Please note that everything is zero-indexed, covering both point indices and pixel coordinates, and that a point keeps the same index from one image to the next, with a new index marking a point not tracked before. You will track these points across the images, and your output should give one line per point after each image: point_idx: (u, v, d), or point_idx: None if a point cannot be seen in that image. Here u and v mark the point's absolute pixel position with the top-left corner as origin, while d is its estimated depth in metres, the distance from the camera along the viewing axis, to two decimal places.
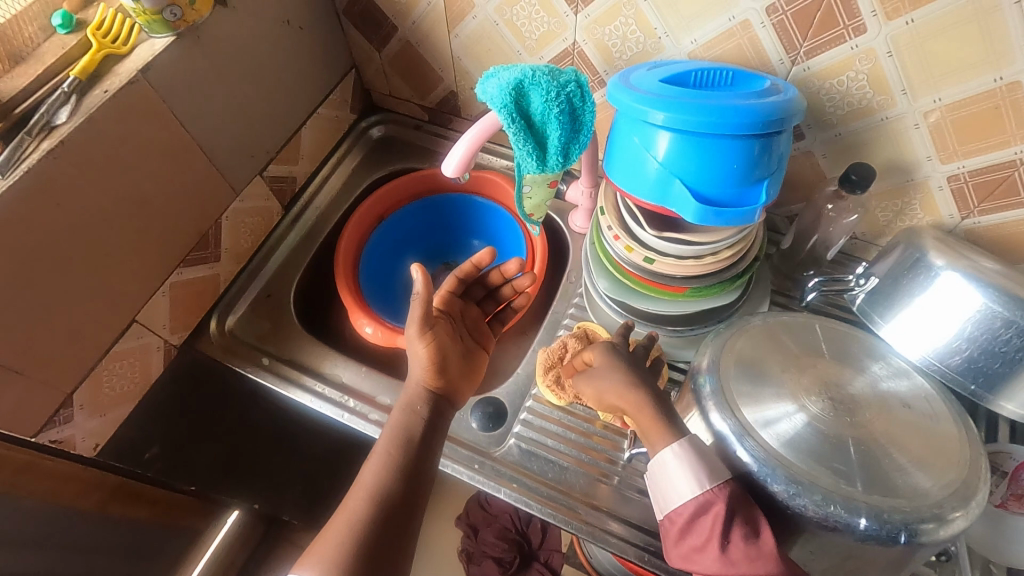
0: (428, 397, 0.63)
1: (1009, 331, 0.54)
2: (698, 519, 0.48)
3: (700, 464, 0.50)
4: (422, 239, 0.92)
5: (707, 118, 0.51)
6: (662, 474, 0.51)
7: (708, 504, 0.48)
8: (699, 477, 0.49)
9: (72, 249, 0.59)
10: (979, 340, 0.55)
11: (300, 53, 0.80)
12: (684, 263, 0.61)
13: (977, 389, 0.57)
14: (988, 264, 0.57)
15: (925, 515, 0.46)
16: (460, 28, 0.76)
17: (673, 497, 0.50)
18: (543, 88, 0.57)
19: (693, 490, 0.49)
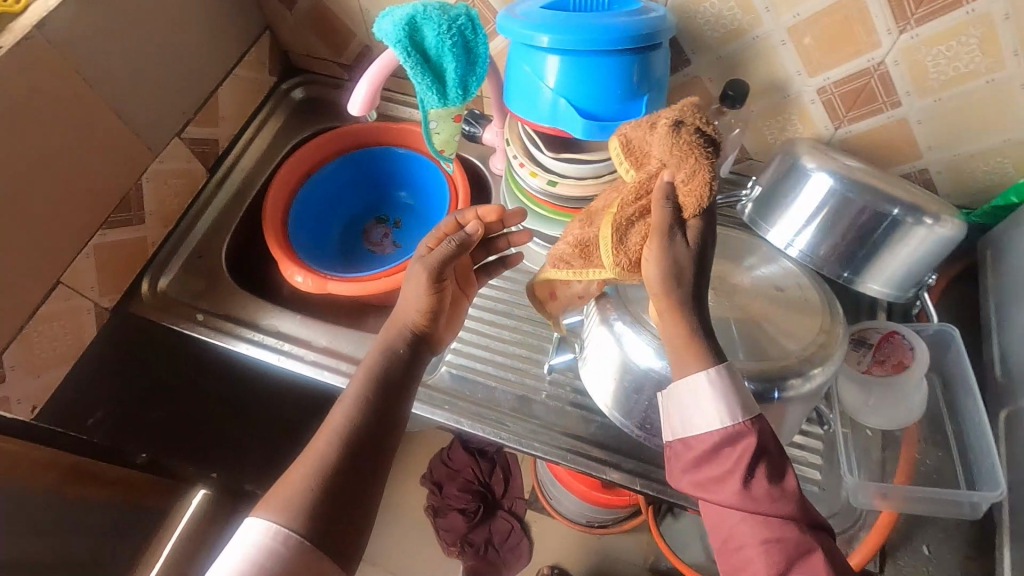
0: (410, 338, 0.57)
1: (862, 216, 0.61)
2: (720, 448, 0.47)
3: (735, 396, 0.48)
4: (352, 195, 0.94)
5: (584, 36, 0.55)
6: (691, 402, 0.48)
7: (739, 435, 0.47)
8: (733, 407, 0.47)
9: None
10: (840, 228, 0.62)
11: (208, 12, 0.81)
12: (583, 182, 0.66)
13: (847, 277, 0.64)
14: (848, 162, 0.64)
15: (790, 371, 0.53)
16: None
17: (697, 423, 0.49)
18: (434, 23, 0.60)
19: (721, 420, 0.47)
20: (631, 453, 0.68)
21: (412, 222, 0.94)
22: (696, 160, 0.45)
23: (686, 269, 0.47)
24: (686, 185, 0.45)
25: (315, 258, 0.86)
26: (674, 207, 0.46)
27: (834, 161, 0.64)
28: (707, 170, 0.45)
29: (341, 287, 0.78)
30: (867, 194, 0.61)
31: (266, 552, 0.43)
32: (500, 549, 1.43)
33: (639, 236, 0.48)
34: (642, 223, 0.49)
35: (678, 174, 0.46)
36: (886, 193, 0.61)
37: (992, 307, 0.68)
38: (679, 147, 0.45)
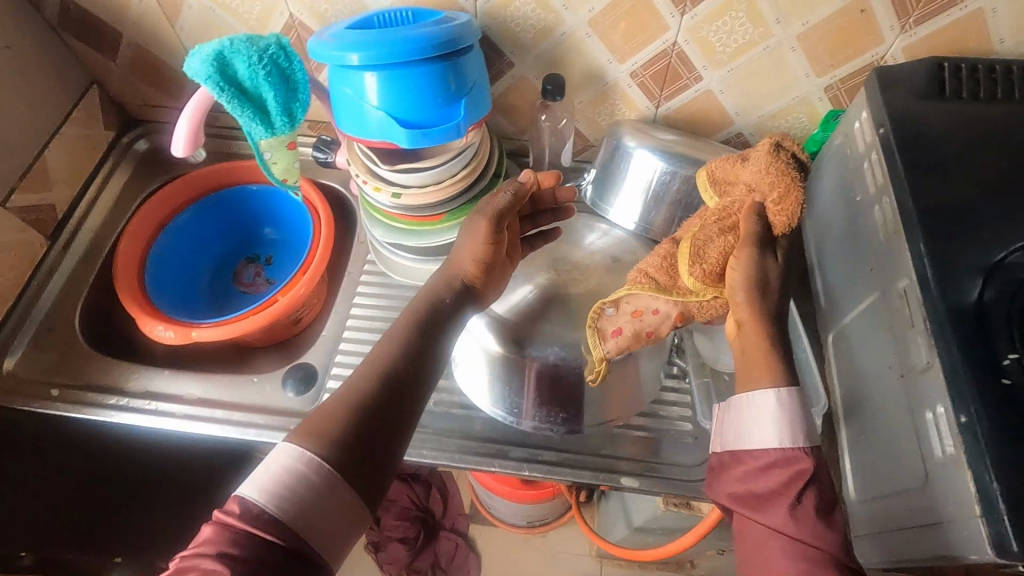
0: (460, 287, 0.59)
1: (676, 181, 0.68)
2: (772, 467, 0.52)
3: (798, 419, 0.53)
4: (215, 238, 0.91)
5: (389, 50, 0.57)
6: (761, 415, 0.53)
7: (793, 460, 0.51)
8: (791, 433, 0.52)
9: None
10: (662, 194, 0.70)
11: (17, 73, 0.77)
12: (425, 189, 0.68)
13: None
14: (668, 135, 0.69)
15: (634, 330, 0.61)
16: (183, 21, 0.77)
17: (756, 438, 0.53)
18: (244, 55, 0.60)
19: (781, 440, 0.52)
20: (518, 441, 0.68)
21: (283, 253, 0.93)
22: (791, 183, 0.53)
23: (769, 281, 0.54)
24: (777, 205, 0.53)
25: (181, 309, 0.83)
26: (762, 222, 0.54)
27: (654, 136, 0.69)
28: (799, 192, 0.53)
29: (205, 333, 0.75)
30: (681, 164, 0.67)
31: (291, 471, 0.44)
32: (447, 569, 1.41)
33: (723, 249, 0.54)
34: (723, 239, 0.55)
35: (771, 195, 0.53)
36: (699, 159, 0.66)
37: (810, 244, 0.75)
38: (778, 167, 0.53)
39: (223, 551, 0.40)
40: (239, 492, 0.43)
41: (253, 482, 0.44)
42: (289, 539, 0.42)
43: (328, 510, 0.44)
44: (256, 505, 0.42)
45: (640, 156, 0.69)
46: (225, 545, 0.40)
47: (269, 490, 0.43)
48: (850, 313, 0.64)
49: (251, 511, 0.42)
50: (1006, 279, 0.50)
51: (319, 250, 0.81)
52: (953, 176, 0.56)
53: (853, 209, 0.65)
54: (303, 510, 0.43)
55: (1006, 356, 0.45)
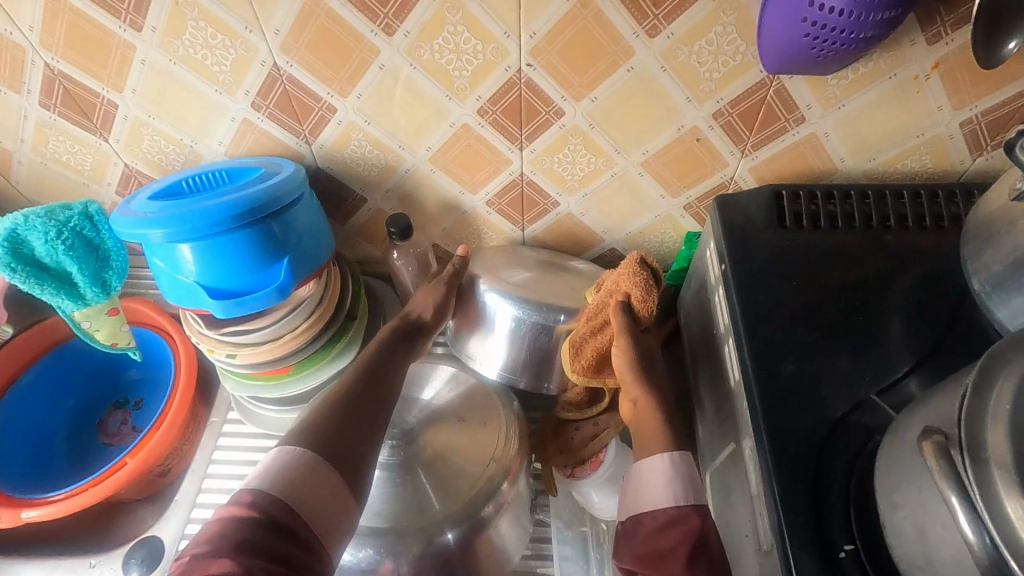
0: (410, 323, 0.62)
1: (525, 327, 0.63)
2: (667, 526, 0.46)
3: (692, 482, 0.48)
4: (70, 389, 0.85)
5: (180, 226, 0.53)
6: (651, 473, 0.49)
7: (686, 517, 0.46)
8: (684, 491, 0.48)
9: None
10: (519, 342, 0.64)
11: None
12: (262, 346, 0.63)
13: (553, 386, 0.65)
14: (524, 272, 0.66)
15: (481, 499, 0.54)
16: (15, 174, 0.73)
17: (649, 499, 0.48)
18: (40, 231, 0.55)
19: (675, 499, 0.47)
20: None
21: (150, 390, 0.87)
22: (640, 283, 0.55)
23: (652, 358, 0.57)
24: (641, 300, 0.55)
25: (28, 481, 0.75)
26: (629, 317, 0.57)
27: (509, 274, 0.66)
28: (653, 292, 0.55)
29: (35, 514, 0.67)
30: (532, 313, 0.63)
31: (284, 466, 0.44)
32: None
33: (598, 347, 0.59)
34: (597, 338, 0.59)
35: (633, 294, 0.56)
36: (553, 303, 0.63)
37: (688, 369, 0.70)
38: (636, 270, 0.55)
39: (230, 542, 0.38)
40: (248, 486, 0.42)
41: (256, 475, 0.43)
42: (297, 528, 0.41)
43: (324, 498, 0.44)
44: (263, 491, 0.41)
45: (493, 303, 0.64)
46: (227, 541, 0.38)
47: (268, 481, 0.42)
48: (715, 460, 0.59)
49: (263, 497, 0.41)
50: (845, 442, 0.47)
51: (174, 402, 0.72)
52: (791, 318, 0.53)
53: (712, 342, 0.61)
54: (300, 495, 0.42)
55: (841, 547, 0.42)
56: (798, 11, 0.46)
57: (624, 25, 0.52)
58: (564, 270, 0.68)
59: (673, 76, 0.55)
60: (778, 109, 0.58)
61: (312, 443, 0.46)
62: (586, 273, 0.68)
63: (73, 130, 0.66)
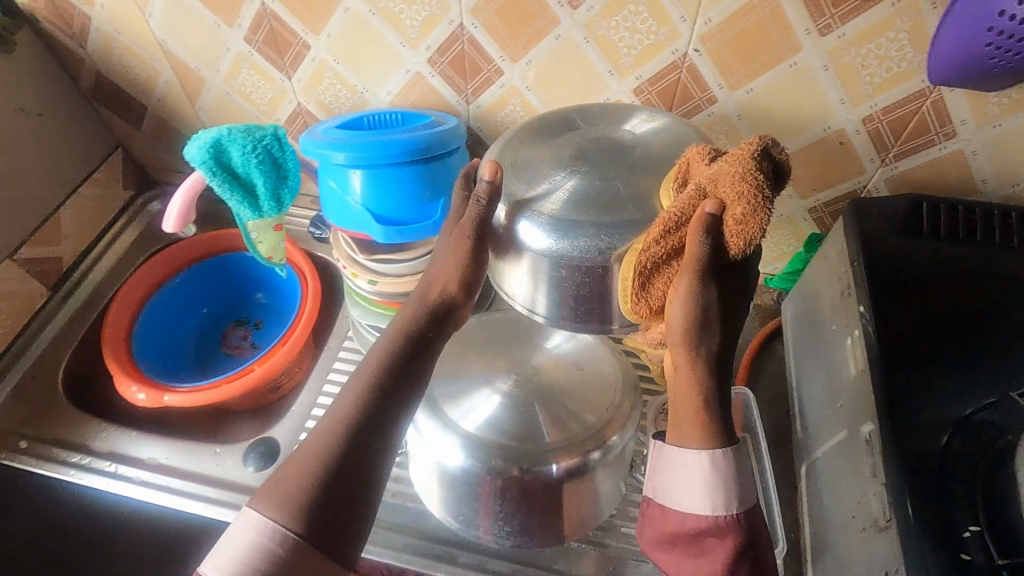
0: (438, 314, 0.48)
1: (574, 268, 0.49)
2: (703, 537, 0.48)
3: (733, 486, 0.48)
4: (206, 298, 0.94)
5: (368, 152, 0.60)
6: (691, 481, 0.48)
7: (723, 529, 0.48)
8: (722, 500, 0.48)
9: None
10: (566, 283, 0.50)
11: (44, 136, 0.82)
12: (401, 278, 0.69)
13: (618, 329, 0.52)
14: (562, 187, 0.50)
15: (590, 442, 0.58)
16: (201, 101, 0.82)
17: (686, 502, 0.49)
18: (239, 144, 0.63)
19: (714, 507, 0.48)
20: (466, 545, 0.66)
21: (269, 313, 0.95)
22: (756, 203, 0.41)
23: (711, 314, 0.45)
24: (737, 225, 0.42)
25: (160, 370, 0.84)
26: (714, 243, 0.43)
27: (536, 186, 0.51)
28: (768, 211, 0.41)
29: (173, 398, 0.75)
30: (575, 240, 0.49)
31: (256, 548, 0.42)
32: None
33: (666, 284, 0.46)
34: (664, 274, 0.46)
35: (734, 211, 0.42)
36: (610, 227, 0.48)
37: (791, 366, 0.73)
38: (744, 176, 0.41)
39: None
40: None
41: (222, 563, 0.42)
42: None
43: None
44: None
45: (530, 234, 0.50)
46: None
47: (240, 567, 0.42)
48: (819, 448, 0.60)
49: None
50: (970, 442, 0.52)
51: (301, 321, 0.80)
52: None
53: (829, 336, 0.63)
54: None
55: (966, 528, 0.46)
56: (985, 20, 0.48)
57: (798, 20, 0.55)
58: (622, 156, 0.53)
59: (833, 76, 0.58)
60: (931, 121, 0.59)
61: (284, 507, 0.42)
62: (654, 154, 0.53)
63: (264, 66, 0.75)
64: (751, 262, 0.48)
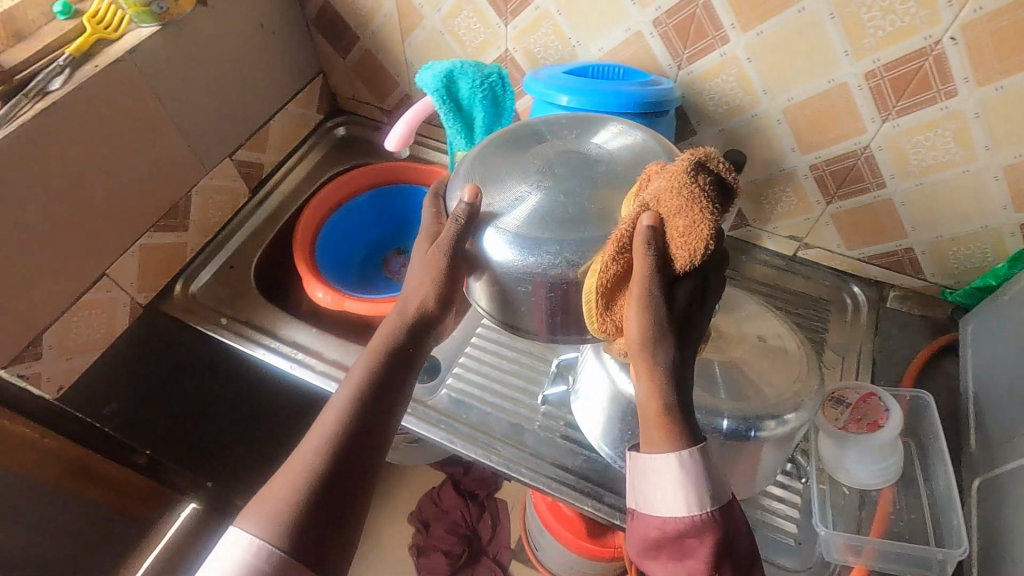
0: (415, 327, 0.52)
1: (552, 286, 0.51)
2: (683, 538, 0.46)
3: (698, 482, 0.46)
4: (377, 222, 1.02)
5: (596, 99, 0.64)
6: (661, 481, 0.47)
7: (702, 528, 0.46)
8: (699, 498, 0.46)
9: (32, 192, 0.66)
10: (547, 296, 0.52)
11: (272, 53, 0.91)
12: None
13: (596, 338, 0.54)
14: (524, 202, 0.52)
15: (768, 413, 0.58)
16: (412, 37, 0.88)
17: (666, 505, 0.47)
18: (469, 78, 0.68)
19: (690, 508, 0.46)
20: (615, 489, 0.69)
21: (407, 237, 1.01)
22: (698, 215, 0.41)
23: (669, 329, 0.44)
24: (683, 238, 0.42)
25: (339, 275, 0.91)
26: (665, 257, 0.43)
27: (514, 199, 0.52)
28: (711, 225, 0.41)
29: (353, 304, 0.82)
30: (547, 251, 0.50)
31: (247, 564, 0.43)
32: None
33: (619, 305, 0.46)
34: (618, 292, 0.46)
35: (679, 226, 0.42)
36: (573, 248, 0.50)
37: (967, 375, 0.72)
38: (677, 190, 0.41)
39: None
40: None
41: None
42: None
43: None
44: None
45: (493, 244, 0.52)
46: None
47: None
48: (1009, 464, 0.59)
49: None
50: None
51: None
52: None
53: None
54: None
55: None
56: None
57: None
58: (587, 169, 0.54)
59: None
60: None
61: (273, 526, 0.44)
62: (619, 171, 0.53)
63: (486, 9, 0.79)
64: (704, 276, 0.46)
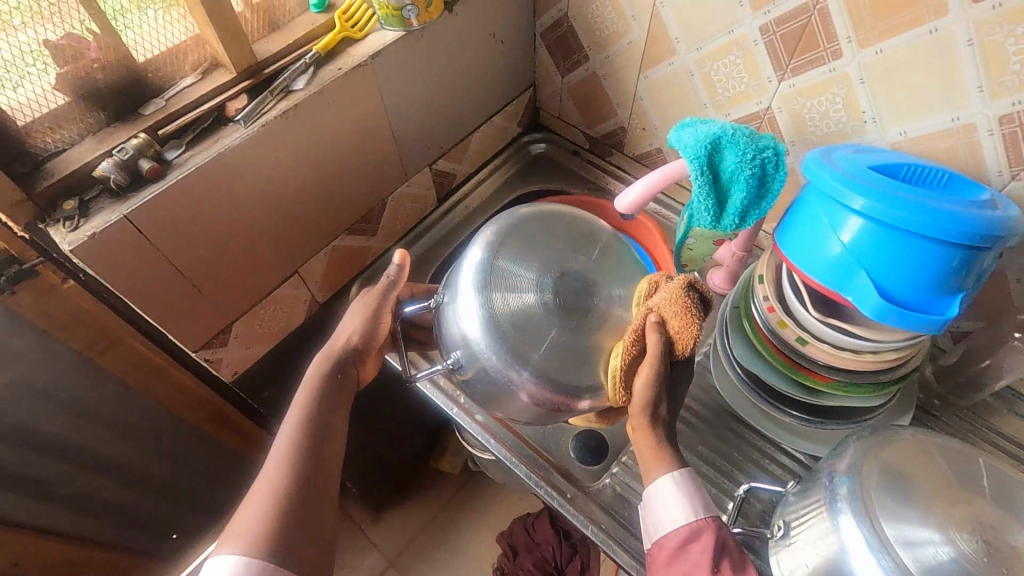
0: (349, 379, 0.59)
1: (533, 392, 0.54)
2: (687, 545, 0.53)
3: (693, 493, 0.55)
4: None
5: (904, 213, 0.50)
6: (661, 503, 0.55)
7: (700, 531, 0.53)
8: (692, 504, 0.54)
9: (257, 192, 0.64)
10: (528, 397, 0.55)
11: (495, 64, 0.84)
12: (840, 352, 0.59)
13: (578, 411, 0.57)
14: (532, 318, 0.54)
15: None
16: (652, 71, 0.77)
17: (664, 523, 0.55)
18: (739, 149, 0.57)
19: (687, 516, 0.54)
20: None
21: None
22: (690, 317, 0.54)
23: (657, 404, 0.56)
24: (678, 332, 0.54)
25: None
26: (667, 345, 0.54)
27: (513, 293, 0.54)
28: (698, 322, 0.54)
29: None
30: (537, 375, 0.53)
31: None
32: None
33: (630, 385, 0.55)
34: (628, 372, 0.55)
35: (675, 322, 0.54)
36: (562, 368, 0.53)
37: None
38: (680, 296, 0.54)
39: None
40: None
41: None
42: None
43: None
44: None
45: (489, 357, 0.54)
46: None
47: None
48: None
49: None
50: None
51: None
52: None
53: None
54: None
55: None
56: None
57: None
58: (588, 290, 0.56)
59: None
60: None
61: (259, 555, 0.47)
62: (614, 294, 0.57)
63: (761, 59, 0.66)
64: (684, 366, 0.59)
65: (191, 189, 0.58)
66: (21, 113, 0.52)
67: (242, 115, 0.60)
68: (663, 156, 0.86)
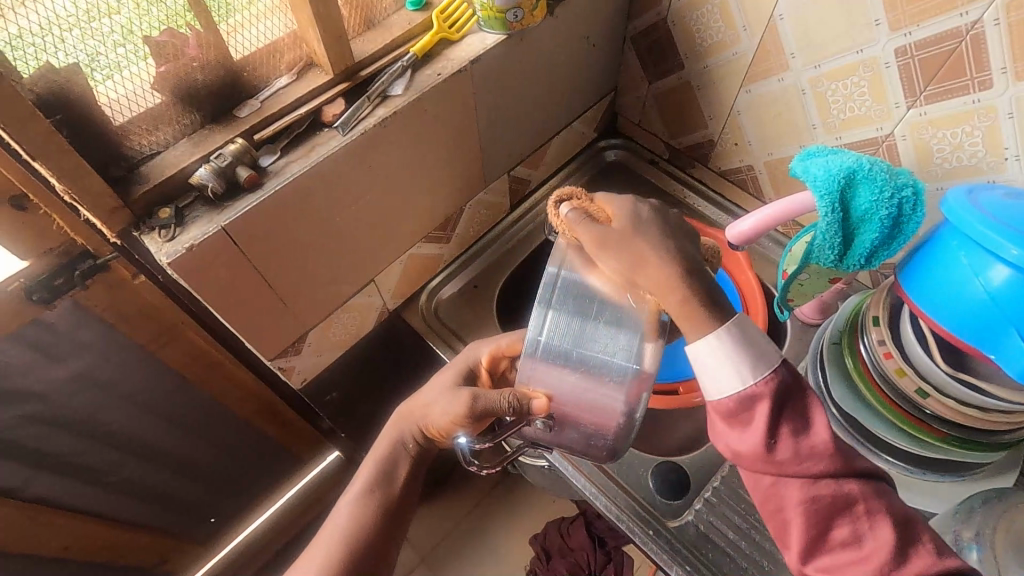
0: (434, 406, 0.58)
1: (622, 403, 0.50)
2: (739, 416, 0.44)
3: (745, 352, 0.44)
4: None
5: None
6: (703, 360, 0.45)
7: (754, 398, 0.43)
8: (747, 364, 0.43)
9: (347, 201, 0.61)
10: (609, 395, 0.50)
11: (584, 67, 0.80)
12: (964, 409, 0.55)
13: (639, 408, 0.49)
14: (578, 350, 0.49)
15: None
16: (757, 85, 0.73)
17: (717, 389, 0.44)
18: (877, 186, 0.52)
19: (742, 380, 0.43)
20: None
21: None
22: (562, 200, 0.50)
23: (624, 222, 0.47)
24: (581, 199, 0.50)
25: None
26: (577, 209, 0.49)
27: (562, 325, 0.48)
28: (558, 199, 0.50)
29: None
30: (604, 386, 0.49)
31: None
32: None
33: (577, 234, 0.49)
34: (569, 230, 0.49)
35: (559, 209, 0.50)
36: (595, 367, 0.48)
37: None
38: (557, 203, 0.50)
39: None
40: None
41: None
42: None
43: None
44: None
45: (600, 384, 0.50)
46: None
47: None
48: None
49: None
50: None
51: None
52: None
53: None
54: None
55: None
56: None
57: None
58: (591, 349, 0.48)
59: None
60: None
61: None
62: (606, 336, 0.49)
63: (890, 84, 0.61)
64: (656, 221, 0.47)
65: (287, 201, 0.55)
66: (119, 113, 0.49)
67: (339, 122, 0.56)
68: (754, 174, 0.81)
